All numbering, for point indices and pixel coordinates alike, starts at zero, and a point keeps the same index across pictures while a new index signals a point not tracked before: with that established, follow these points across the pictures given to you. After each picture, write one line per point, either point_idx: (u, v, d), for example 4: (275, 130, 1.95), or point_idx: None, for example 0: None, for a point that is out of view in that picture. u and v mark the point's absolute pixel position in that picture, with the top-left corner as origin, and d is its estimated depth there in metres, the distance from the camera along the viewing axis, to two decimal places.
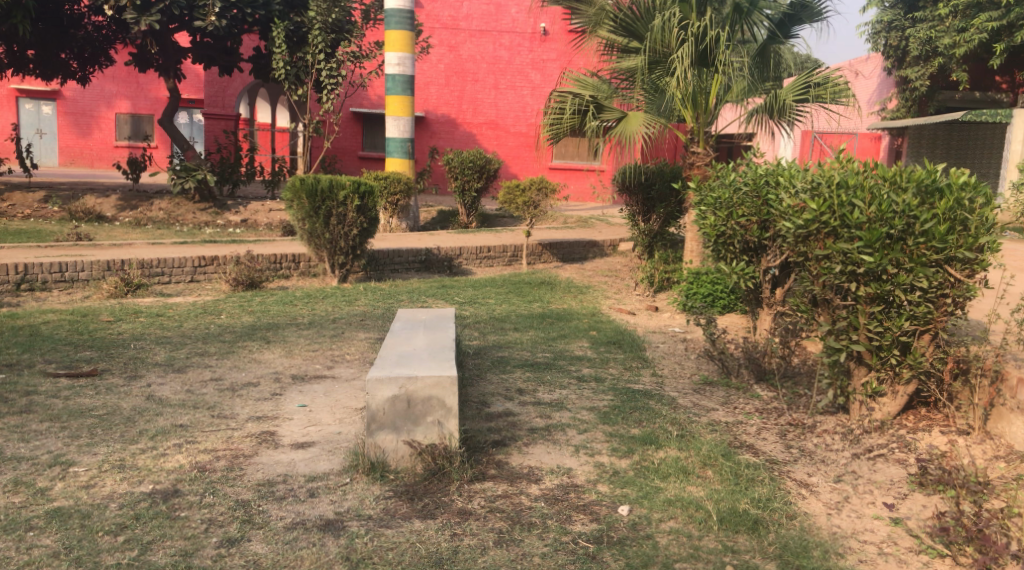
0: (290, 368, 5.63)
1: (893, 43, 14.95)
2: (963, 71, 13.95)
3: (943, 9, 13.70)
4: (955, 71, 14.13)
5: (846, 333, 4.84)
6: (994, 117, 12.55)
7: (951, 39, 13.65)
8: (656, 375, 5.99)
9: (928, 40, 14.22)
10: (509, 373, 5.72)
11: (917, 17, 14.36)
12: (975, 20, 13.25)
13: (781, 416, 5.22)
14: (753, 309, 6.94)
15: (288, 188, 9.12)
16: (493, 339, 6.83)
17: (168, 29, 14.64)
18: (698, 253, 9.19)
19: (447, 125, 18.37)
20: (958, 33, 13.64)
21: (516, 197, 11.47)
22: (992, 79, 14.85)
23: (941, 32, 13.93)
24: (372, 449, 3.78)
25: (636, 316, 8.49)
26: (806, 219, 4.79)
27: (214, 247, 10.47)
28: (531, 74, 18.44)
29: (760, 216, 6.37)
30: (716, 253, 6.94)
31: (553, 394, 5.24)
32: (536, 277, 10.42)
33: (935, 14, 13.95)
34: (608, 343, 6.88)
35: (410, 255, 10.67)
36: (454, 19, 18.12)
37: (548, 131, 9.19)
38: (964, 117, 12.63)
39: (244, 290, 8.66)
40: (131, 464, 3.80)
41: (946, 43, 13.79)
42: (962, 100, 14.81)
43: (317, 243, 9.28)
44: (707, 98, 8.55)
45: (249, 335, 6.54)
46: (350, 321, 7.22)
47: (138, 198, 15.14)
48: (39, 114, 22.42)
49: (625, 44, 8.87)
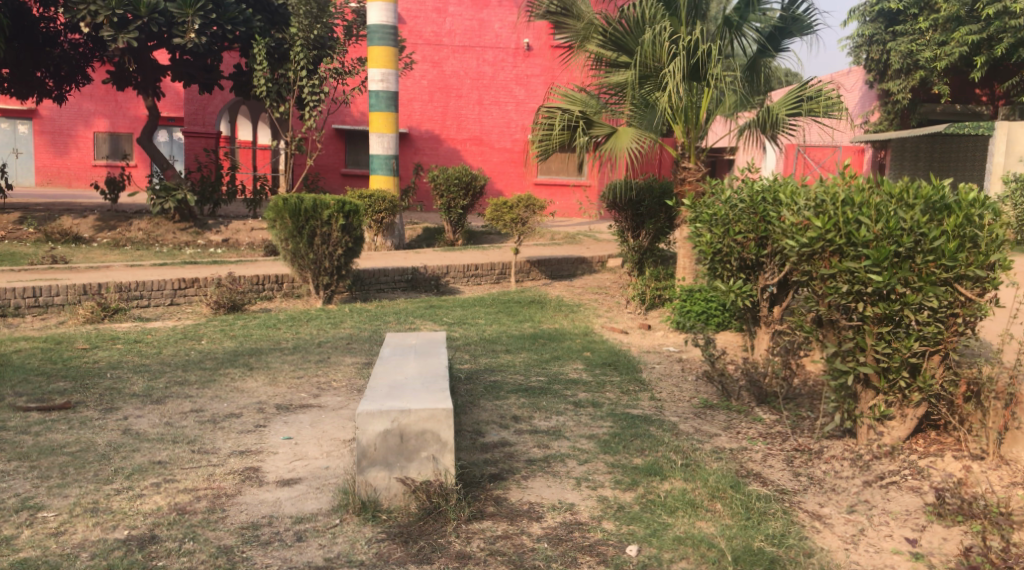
0: (274, 397, 5.39)
1: (875, 57, 14.98)
2: (944, 84, 13.95)
3: (923, 23, 13.73)
4: (937, 84, 14.12)
5: (853, 355, 4.67)
6: (977, 129, 12.50)
7: (932, 52, 13.66)
8: (654, 399, 5.80)
9: (908, 53, 14.19)
10: (503, 398, 5.51)
11: (897, 31, 14.38)
12: (955, 34, 13.26)
13: (786, 441, 5.05)
14: (750, 328, 6.78)
15: (270, 208, 8.89)
16: (485, 362, 6.62)
17: (146, 47, 14.40)
18: (691, 270, 9.04)
19: (431, 142, 18.20)
20: (939, 47, 13.66)
21: (504, 214, 11.28)
22: (973, 92, 14.88)
23: (922, 46, 13.94)
24: (363, 487, 3.56)
25: (629, 335, 8.32)
26: (810, 238, 4.62)
27: (194, 268, 10.21)
28: (515, 90, 18.33)
29: (757, 234, 6.23)
30: (711, 271, 6.78)
31: (550, 421, 5.04)
32: (526, 296, 10.23)
33: (916, 27, 13.97)
34: (603, 364, 6.69)
35: (396, 274, 10.47)
36: (437, 35, 17.99)
37: (537, 147, 9.03)
38: (947, 129, 12.61)
39: (226, 313, 8.39)
40: (105, 507, 3.55)
41: (927, 57, 13.81)
42: (943, 112, 14.82)
43: (301, 263, 9.03)
44: (698, 113, 8.46)
45: (231, 362, 6.29)
46: (336, 345, 6.99)
47: (117, 218, 14.85)
48: (16, 134, 22.08)
49: (614, 59, 8.75)
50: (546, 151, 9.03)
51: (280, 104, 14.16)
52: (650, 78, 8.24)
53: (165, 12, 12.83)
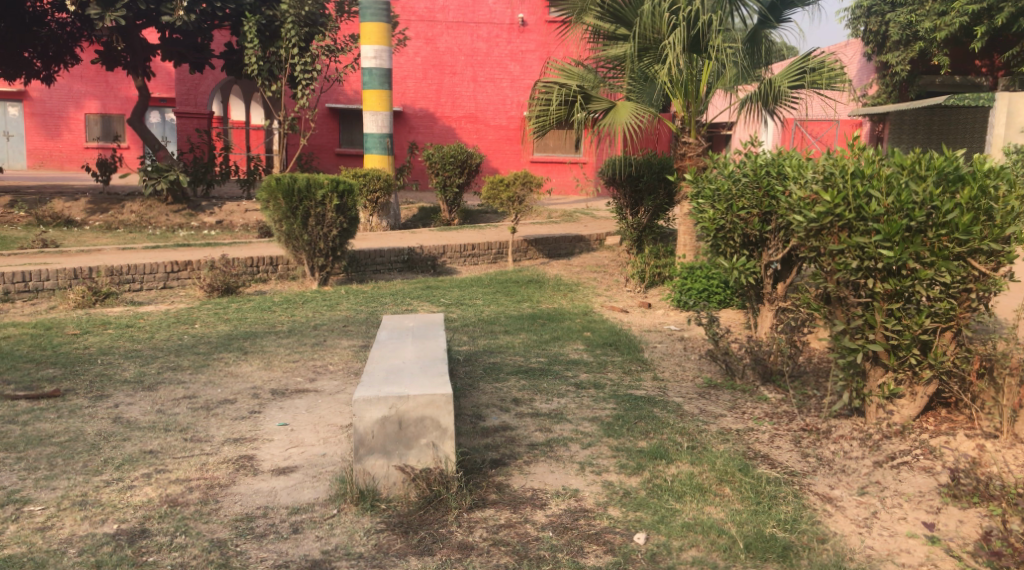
0: (269, 382, 5.26)
1: (873, 28, 14.78)
2: (944, 55, 13.75)
3: None
4: (937, 56, 13.90)
5: (862, 332, 4.56)
6: (977, 101, 12.30)
7: (932, 23, 13.43)
8: (657, 379, 5.68)
9: (908, 24, 13.99)
10: (503, 381, 5.39)
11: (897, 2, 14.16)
12: (956, 4, 13.03)
13: (792, 421, 4.94)
14: (753, 305, 6.67)
15: (263, 188, 8.72)
16: (484, 344, 6.50)
17: (135, 26, 14.14)
18: (691, 247, 8.91)
19: (426, 120, 17.99)
20: (938, 17, 13.44)
21: (501, 192, 11.11)
22: (972, 63, 14.69)
23: (921, 16, 13.72)
24: (361, 476, 3.43)
25: (629, 314, 8.21)
26: (818, 212, 4.48)
27: (187, 250, 10.05)
28: (510, 66, 18.06)
29: (760, 209, 6.10)
30: (714, 247, 6.65)
31: (551, 404, 4.93)
32: (524, 275, 10.10)
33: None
34: (604, 344, 6.57)
35: (393, 255, 10.31)
36: (431, 11, 17.72)
37: (534, 124, 8.85)
38: (947, 101, 12.42)
39: (220, 296, 8.25)
40: (94, 499, 3.43)
41: (927, 27, 13.59)
42: (942, 84, 14.61)
43: (296, 244, 8.89)
44: (698, 86, 8.28)
45: (225, 346, 6.16)
46: (332, 328, 6.85)
47: (109, 201, 14.66)
48: (6, 116, 21.82)
49: (612, 31, 8.56)
50: (543, 127, 8.86)
51: (272, 83, 13.94)
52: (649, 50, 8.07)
53: None
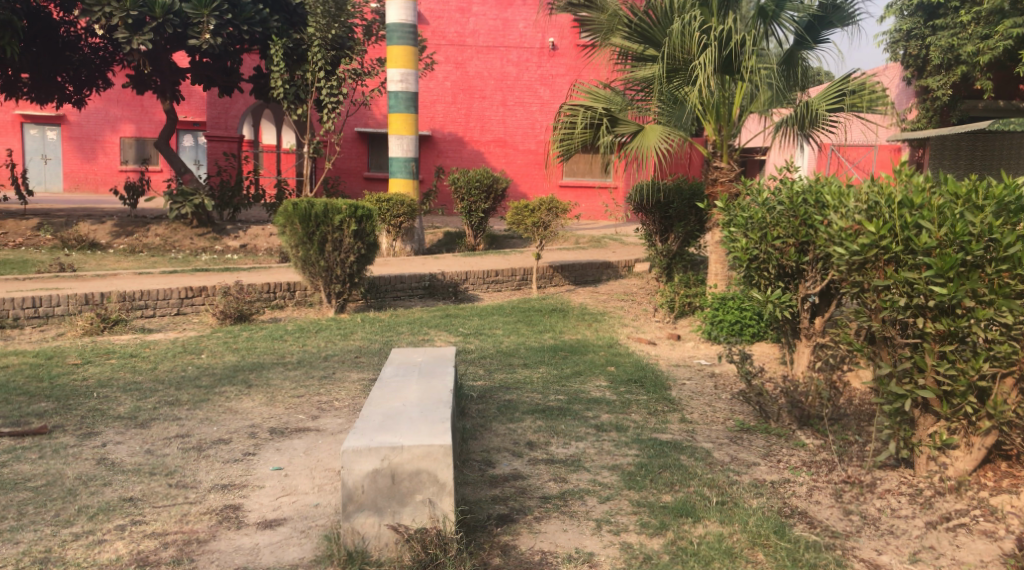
0: (269, 420, 4.95)
1: (913, 52, 14.33)
2: (988, 79, 13.19)
3: (965, 15, 13.02)
4: (979, 80, 13.36)
5: (910, 376, 4.15)
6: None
7: (975, 46, 12.92)
8: (685, 422, 5.27)
9: (949, 48, 13.48)
10: (518, 421, 5.03)
11: (937, 25, 13.70)
12: (999, 27, 12.49)
13: (832, 470, 4.51)
14: (788, 341, 6.27)
15: (279, 213, 8.48)
16: (500, 378, 6.14)
17: (164, 49, 14.15)
18: (723, 277, 8.49)
19: (455, 144, 17.80)
20: (981, 41, 12.92)
21: (526, 218, 10.79)
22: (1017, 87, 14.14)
23: (963, 40, 13.21)
24: (349, 536, 3.11)
25: (656, 347, 7.81)
26: (862, 244, 4.07)
27: (204, 275, 9.87)
28: (540, 90, 17.85)
29: (797, 239, 5.70)
30: (747, 279, 6.25)
31: (568, 449, 4.56)
32: (548, 303, 9.74)
33: (957, 21, 13.27)
34: (629, 381, 6.18)
35: (413, 281, 10.03)
36: (460, 35, 17.59)
37: (558, 147, 8.53)
38: (992, 126, 11.87)
39: (232, 324, 7.99)
40: (57, 557, 3.14)
41: (969, 51, 13.06)
42: (986, 109, 14.07)
43: (312, 271, 8.62)
44: (730, 109, 7.94)
45: (229, 379, 5.87)
46: (343, 359, 6.55)
47: (134, 224, 14.61)
48: (45, 140, 22.06)
49: (641, 52, 8.26)
50: (568, 151, 8.56)
51: (298, 106, 13.82)
52: (679, 72, 7.75)
53: (180, 12, 12.55)
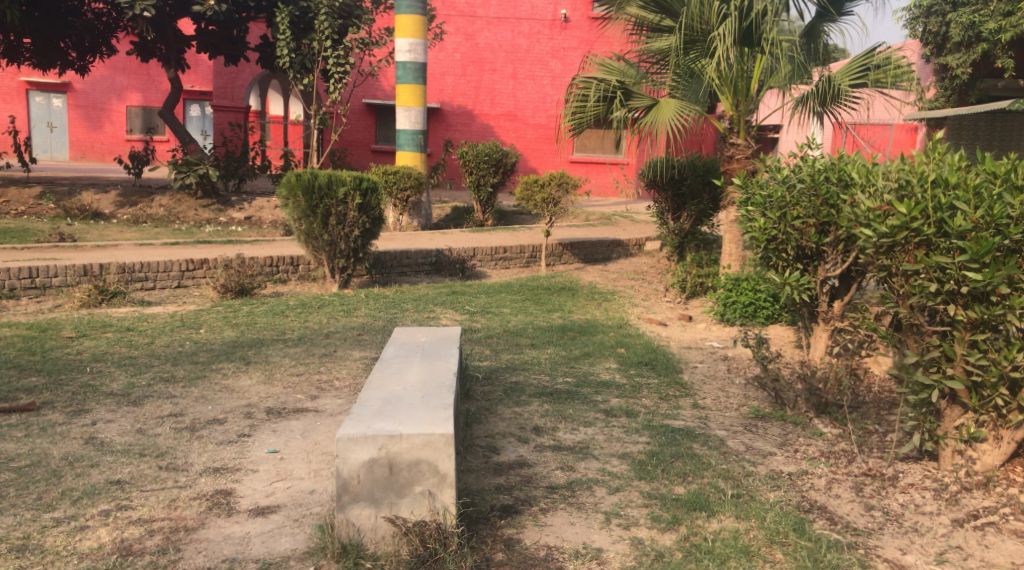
0: (266, 400, 4.78)
1: (933, 29, 13.89)
2: (1009, 58, 12.81)
3: None
4: (1000, 58, 12.98)
5: (938, 366, 3.94)
6: None
7: (997, 23, 12.54)
8: (698, 408, 5.08)
9: (971, 24, 13.10)
10: (525, 405, 4.85)
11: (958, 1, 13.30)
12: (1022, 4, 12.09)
13: (852, 462, 4.31)
14: (805, 324, 6.08)
15: (283, 184, 8.25)
16: (507, 360, 5.95)
17: (168, 16, 13.88)
18: (737, 257, 8.25)
19: (464, 117, 17.52)
20: (1004, 18, 12.56)
21: (535, 193, 10.55)
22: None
23: (985, 17, 12.83)
24: (343, 528, 2.94)
25: (667, 328, 7.61)
26: (890, 226, 3.84)
27: (206, 248, 9.68)
28: (551, 63, 17.50)
29: (818, 219, 5.46)
30: (764, 260, 6.03)
31: (576, 435, 4.38)
32: (557, 282, 9.53)
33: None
34: (639, 364, 5.98)
35: (420, 257, 9.84)
36: (471, 6, 17.23)
37: (570, 121, 8.27)
38: (1012, 106, 11.52)
39: (233, 298, 7.81)
40: (36, 544, 2.98)
41: (991, 28, 12.69)
42: (1005, 88, 13.73)
43: (316, 245, 8.44)
44: (749, 83, 7.68)
45: (227, 355, 5.70)
46: (345, 337, 6.38)
47: (138, 194, 14.43)
48: (50, 107, 21.83)
49: (657, 22, 7.97)
50: (580, 125, 8.29)
51: (304, 76, 13.55)
52: (697, 43, 7.51)
53: None
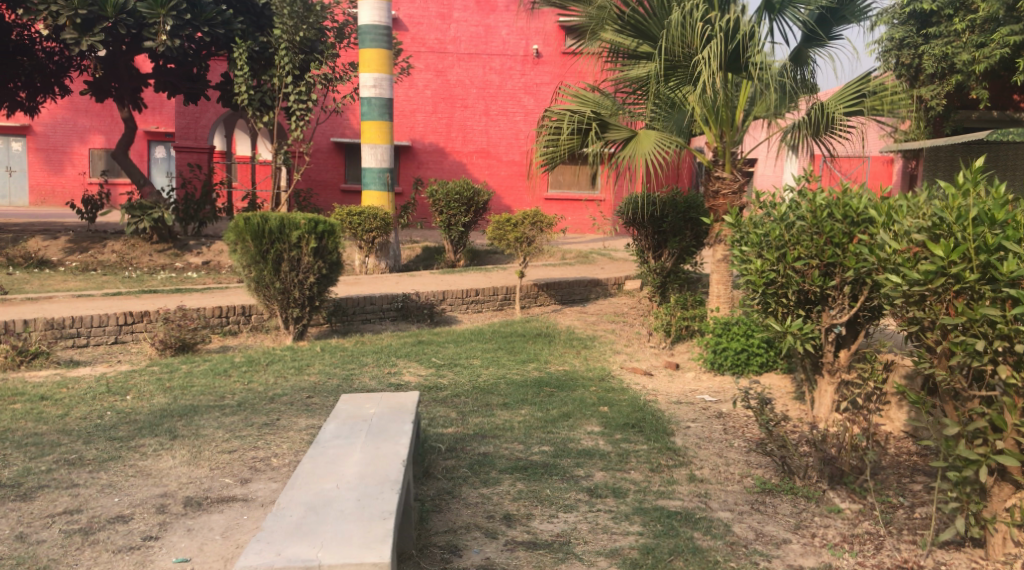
0: (186, 487, 4.04)
1: (904, 62, 13.33)
2: (983, 89, 12.39)
3: (959, 23, 12.16)
4: (975, 89, 12.53)
5: (984, 437, 3.30)
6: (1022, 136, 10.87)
7: (969, 55, 12.09)
8: (695, 481, 4.38)
9: (943, 56, 12.62)
10: (494, 484, 4.13)
11: (930, 33, 12.84)
12: (995, 35, 11.60)
13: (882, 549, 3.67)
14: (808, 377, 5.46)
15: (230, 228, 7.53)
16: (475, 425, 5.20)
17: (121, 53, 13.21)
18: (726, 299, 7.62)
19: (436, 155, 16.94)
20: (977, 49, 12.08)
21: (508, 232, 9.88)
22: (1013, 97, 13.43)
23: (958, 48, 12.36)
24: None
25: (652, 378, 6.97)
26: (924, 271, 3.20)
27: (150, 297, 8.88)
28: (524, 99, 17.00)
29: (822, 260, 4.84)
30: (762, 307, 5.39)
31: (554, 525, 3.69)
32: (532, 327, 8.85)
33: (951, 29, 12.42)
34: (625, 426, 5.27)
35: (385, 302, 9.13)
36: (441, 42, 16.76)
37: (542, 156, 7.63)
38: (990, 136, 11.02)
39: (173, 355, 7.04)
40: None
41: (964, 60, 12.22)
42: (980, 119, 13.30)
43: (266, 294, 7.67)
44: (734, 114, 7.19)
45: (151, 429, 4.91)
46: (292, 401, 5.62)
47: (90, 240, 13.68)
48: (9, 151, 20.99)
49: (634, 49, 7.39)
50: (553, 160, 7.64)
51: (264, 114, 12.95)
52: (678, 69, 6.91)
53: (135, 12, 11.69)
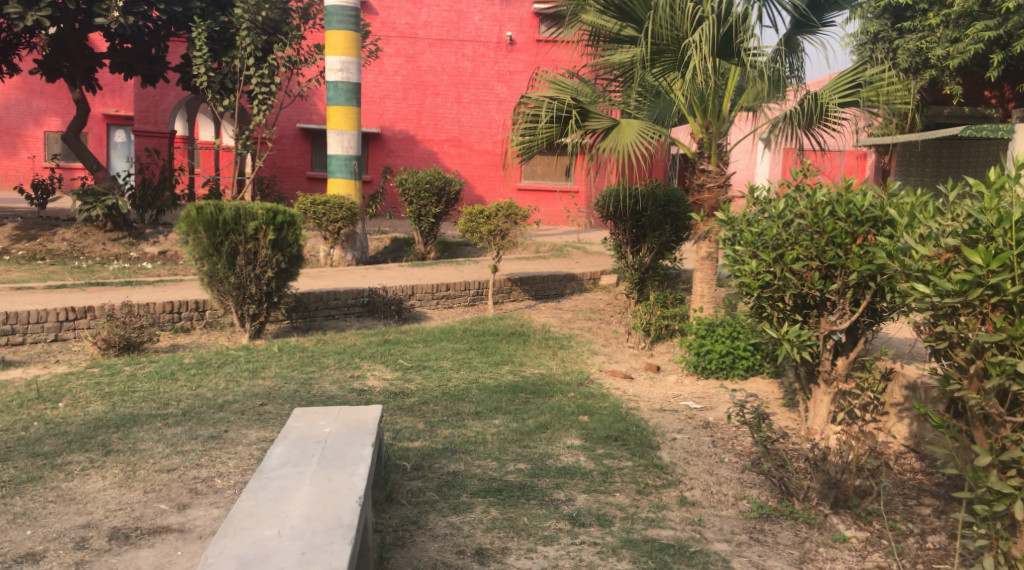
0: (114, 515, 3.55)
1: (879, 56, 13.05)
2: (956, 85, 12.12)
3: (934, 18, 11.89)
4: (949, 84, 12.25)
5: (1019, 466, 2.91)
6: (995, 132, 10.64)
7: (943, 50, 11.80)
8: (686, 506, 3.98)
9: (917, 51, 12.37)
10: (464, 512, 3.71)
11: (905, 27, 12.54)
12: (968, 30, 11.29)
13: None
14: (802, 386, 5.06)
15: (180, 218, 6.97)
16: (444, 438, 4.75)
17: (72, 30, 12.49)
18: (710, 298, 7.23)
19: (405, 143, 16.40)
20: (951, 44, 11.79)
21: (480, 225, 9.39)
22: (984, 93, 13.16)
23: (932, 43, 12.11)
24: None
25: (633, 382, 6.58)
26: (957, 281, 2.81)
27: (97, 291, 8.29)
28: (497, 87, 16.51)
29: (823, 261, 4.45)
30: (757, 311, 4.98)
31: (530, 563, 3.27)
32: (506, 325, 8.40)
33: (926, 23, 12.13)
34: (607, 440, 4.85)
35: (349, 297, 8.64)
36: (412, 27, 16.22)
37: (517, 146, 7.16)
38: (963, 132, 10.75)
39: (118, 355, 6.50)
40: None
41: (938, 55, 11.94)
42: (950, 115, 13.08)
43: (220, 289, 7.14)
44: (720, 103, 6.81)
45: (81, 443, 4.41)
46: (245, 410, 5.13)
47: (39, 227, 13.00)
48: None
49: (616, 31, 6.93)
50: (529, 149, 7.17)
51: (224, 97, 12.33)
52: (665, 54, 6.48)
53: None
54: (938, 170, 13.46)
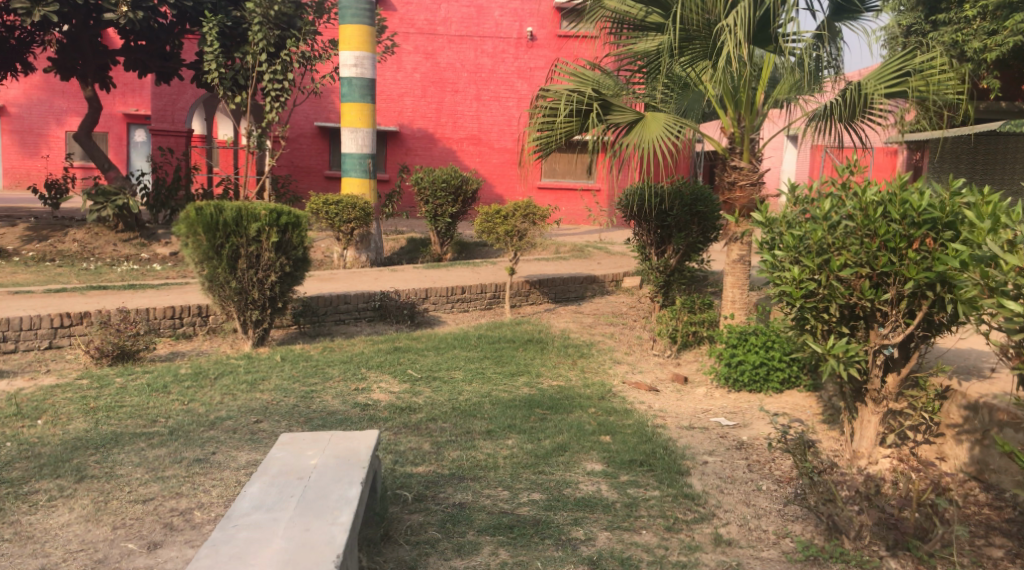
0: (75, 556, 3.16)
1: None
2: (994, 78, 11.39)
3: (970, 8, 11.22)
4: (985, 79, 11.54)
5: None
6: None
7: (981, 42, 11.10)
8: (721, 547, 3.52)
9: (953, 43, 11.60)
10: (469, 554, 3.29)
11: (940, 19, 11.89)
12: (1008, 21, 10.64)
13: None
14: (848, 406, 4.56)
15: (179, 220, 6.58)
16: (451, 461, 4.32)
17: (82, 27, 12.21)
18: (742, 303, 6.74)
19: (424, 141, 16.01)
20: (989, 36, 11.10)
21: (497, 225, 8.91)
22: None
23: (968, 35, 11.38)
24: None
25: (659, 395, 6.11)
26: None
27: (97, 295, 7.95)
28: (518, 84, 16.05)
29: (874, 268, 3.96)
30: (799, 323, 4.49)
31: None
32: (523, 330, 7.95)
33: (962, 14, 11.45)
34: (632, 464, 4.40)
35: (360, 301, 8.24)
36: (431, 22, 15.81)
37: (535, 141, 6.71)
38: (1003, 128, 10.08)
39: (111, 364, 6.14)
40: None
41: (975, 48, 11.21)
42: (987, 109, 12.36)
43: (221, 295, 6.76)
44: (753, 95, 6.32)
45: (54, 467, 4.03)
46: (238, 427, 4.74)
47: (50, 228, 12.75)
48: None
49: (642, 18, 6.47)
50: (548, 145, 6.71)
51: (236, 94, 11.99)
52: (695, 41, 6.07)
53: None
54: (973, 169, 12.52)
